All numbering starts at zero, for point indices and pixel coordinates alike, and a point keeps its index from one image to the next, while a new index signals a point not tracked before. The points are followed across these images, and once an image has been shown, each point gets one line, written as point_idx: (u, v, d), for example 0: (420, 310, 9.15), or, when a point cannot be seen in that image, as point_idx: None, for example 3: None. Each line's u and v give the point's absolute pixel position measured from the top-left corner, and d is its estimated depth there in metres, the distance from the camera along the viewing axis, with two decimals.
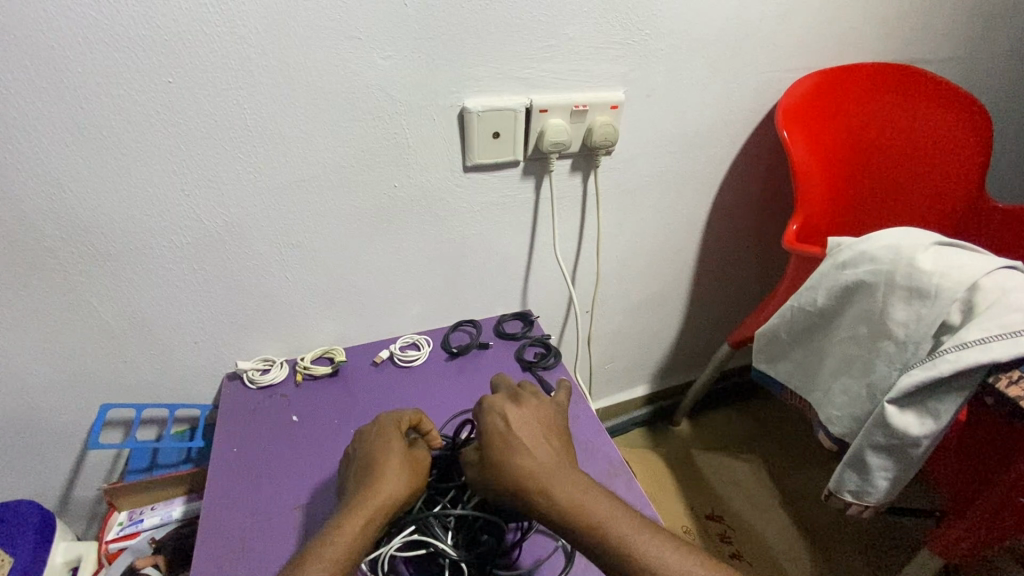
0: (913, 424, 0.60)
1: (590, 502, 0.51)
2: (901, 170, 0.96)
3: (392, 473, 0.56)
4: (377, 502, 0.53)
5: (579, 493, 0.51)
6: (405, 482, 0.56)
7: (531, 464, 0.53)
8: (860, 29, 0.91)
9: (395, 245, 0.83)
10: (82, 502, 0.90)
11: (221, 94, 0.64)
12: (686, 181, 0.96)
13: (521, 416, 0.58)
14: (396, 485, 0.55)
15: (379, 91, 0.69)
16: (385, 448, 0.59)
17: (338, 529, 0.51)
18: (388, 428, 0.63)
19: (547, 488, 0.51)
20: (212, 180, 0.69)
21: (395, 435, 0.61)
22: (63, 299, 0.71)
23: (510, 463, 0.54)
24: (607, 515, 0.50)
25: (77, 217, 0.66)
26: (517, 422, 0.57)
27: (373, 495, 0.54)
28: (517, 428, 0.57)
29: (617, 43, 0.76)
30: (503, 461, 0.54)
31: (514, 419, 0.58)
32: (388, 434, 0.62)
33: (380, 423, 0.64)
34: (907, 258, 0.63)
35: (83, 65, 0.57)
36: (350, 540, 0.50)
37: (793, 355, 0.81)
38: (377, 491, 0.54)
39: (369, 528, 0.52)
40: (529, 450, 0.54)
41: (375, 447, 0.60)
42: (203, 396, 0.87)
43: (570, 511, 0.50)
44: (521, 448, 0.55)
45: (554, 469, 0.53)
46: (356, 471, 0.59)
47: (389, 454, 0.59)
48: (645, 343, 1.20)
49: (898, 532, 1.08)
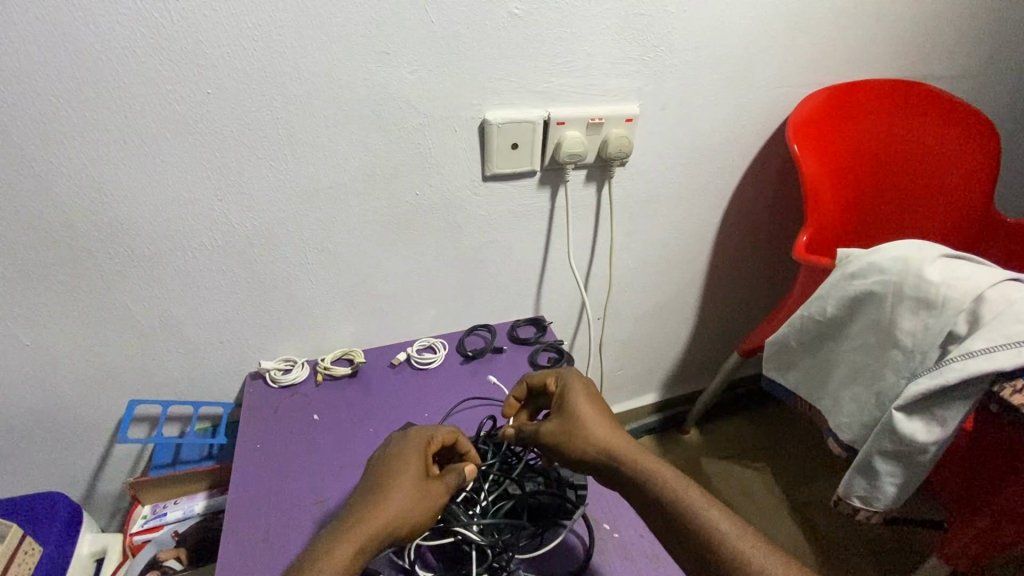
0: (920, 431, 0.62)
1: (656, 468, 0.56)
2: (910, 183, 0.98)
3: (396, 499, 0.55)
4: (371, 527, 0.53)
5: (648, 461, 0.56)
6: (408, 513, 0.55)
7: (600, 432, 0.60)
8: (869, 45, 0.94)
9: (415, 251, 0.86)
10: (106, 496, 0.92)
11: (256, 104, 0.67)
12: (697, 192, 0.99)
13: (584, 391, 0.65)
14: (398, 510, 0.54)
15: (404, 103, 0.72)
16: (397, 472, 0.58)
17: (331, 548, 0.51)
18: (411, 450, 0.61)
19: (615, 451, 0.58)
20: (244, 186, 0.72)
21: (417, 459, 0.60)
22: (99, 298, 0.74)
23: (580, 432, 0.60)
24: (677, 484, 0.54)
25: (117, 219, 0.69)
26: (577, 396, 0.64)
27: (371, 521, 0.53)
28: (581, 402, 0.63)
29: (633, 59, 0.79)
30: (572, 430, 0.60)
31: (581, 393, 0.64)
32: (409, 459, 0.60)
33: (409, 439, 0.63)
34: (915, 269, 0.64)
35: (129, 75, 0.61)
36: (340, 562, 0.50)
37: (802, 364, 0.83)
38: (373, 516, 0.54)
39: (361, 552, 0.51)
40: (598, 421, 0.61)
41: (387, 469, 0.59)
42: (226, 395, 0.90)
43: (641, 471, 0.56)
44: (587, 420, 0.61)
45: (622, 436, 0.60)
46: (360, 492, 0.58)
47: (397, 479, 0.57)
48: (655, 350, 1.22)
49: (908, 544, 1.08)
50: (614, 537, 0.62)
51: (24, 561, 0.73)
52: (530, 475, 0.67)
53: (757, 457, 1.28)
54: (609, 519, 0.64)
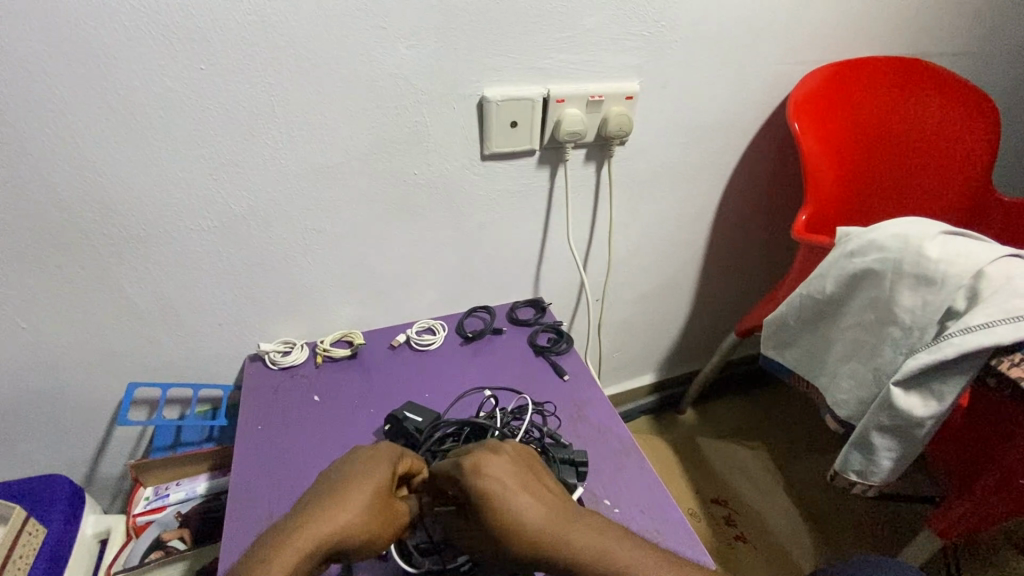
0: (917, 405, 0.63)
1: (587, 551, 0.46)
2: (909, 162, 0.98)
3: (359, 511, 0.49)
4: (325, 540, 0.47)
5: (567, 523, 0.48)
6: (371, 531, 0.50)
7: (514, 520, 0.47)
8: (871, 21, 0.92)
9: (413, 232, 0.86)
10: (107, 478, 0.93)
11: (250, 81, 0.66)
12: (697, 172, 0.98)
13: (503, 472, 0.50)
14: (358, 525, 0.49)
15: (402, 80, 0.71)
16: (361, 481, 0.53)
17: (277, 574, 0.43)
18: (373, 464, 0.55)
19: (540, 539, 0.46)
20: (240, 166, 0.71)
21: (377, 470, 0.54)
22: (94, 280, 0.73)
23: (507, 532, 0.47)
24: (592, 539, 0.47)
25: (111, 200, 0.68)
26: (494, 488, 0.48)
27: (327, 533, 0.47)
28: (494, 489, 0.48)
29: (634, 36, 0.78)
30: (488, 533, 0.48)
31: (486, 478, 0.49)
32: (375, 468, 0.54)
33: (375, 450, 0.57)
34: (915, 246, 0.65)
35: (118, 51, 0.59)
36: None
37: (800, 342, 0.83)
38: (328, 530, 0.47)
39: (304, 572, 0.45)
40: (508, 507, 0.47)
41: (355, 477, 0.52)
42: (225, 377, 0.90)
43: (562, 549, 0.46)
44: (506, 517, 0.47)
45: (544, 509, 0.48)
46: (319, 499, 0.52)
47: (363, 488, 0.51)
48: (654, 331, 1.22)
49: (900, 517, 1.11)
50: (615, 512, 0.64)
51: (27, 543, 0.74)
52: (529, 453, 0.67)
53: (754, 435, 1.29)
54: (609, 495, 0.66)
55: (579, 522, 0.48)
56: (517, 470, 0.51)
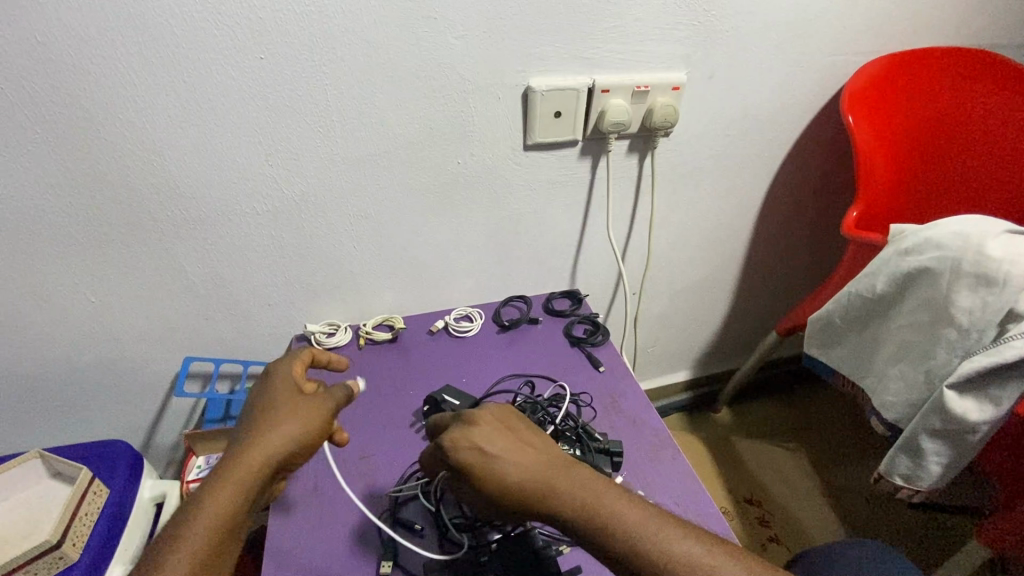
0: (971, 410, 0.61)
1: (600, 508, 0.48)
2: (972, 157, 0.92)
3: (276, 426, 0.53)
4: (247, 465, 0.50)
5: (550, 477, 0.50)
6: (297, 436, 0.53)
7: (501, 479, 0.50)
8: (935, 10, 0.88)
9: (455, 220, 0.87)
10: (162, 446, 0.99)
11: (305, 70, 0.68)
12: (742, 165, 0.96)
13: (506, 450, 0.52)
14: (277, 437, 0.52)
15: (450, 69, 0.72)
16: (274, 403, 0.56)
17: (207, 500, 0.47)
18: (280, 388, 0.58)
19: (569, 512, 0.48)
20: (293, 153, 0.74)
21: (282, 389, 0.57)
22: (156, 258, 0.78)
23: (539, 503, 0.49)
24: (578, 488, 0.49)
25: (175, 183, 0.72)
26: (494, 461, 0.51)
27: (245, 460, 0.50)
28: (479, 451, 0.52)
29: (682, 25, 0.77)
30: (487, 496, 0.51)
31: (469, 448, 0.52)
32: (279, 389, 0.57)
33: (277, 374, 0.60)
34: (976, 244, 0.62)
35: (187, 40, 0.63)
36: (222, 509, 0.47)
37: (846, 341, 0.81)
38: (250, 457, 0.50)
39: (242, 491, 0.49)
40: (492, 465, 0.51)
41: (259, 411, 0.55)
42: (273, 355, 0.94)
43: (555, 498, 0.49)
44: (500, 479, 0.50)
45: (528, 463, 0.51)
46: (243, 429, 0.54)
47: (273, 411, 0.55)
48: (690, 327, 1.20)
49: (946, 528, 1.07)
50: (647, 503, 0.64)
51: (92, 501, 0.78)
52: (566, 440, 0.68)
53: (791, 437, 1.26)
54: (643, 486, 0.66)
55: (575, 475, 0.50)
56: (498, 428, 0.54)
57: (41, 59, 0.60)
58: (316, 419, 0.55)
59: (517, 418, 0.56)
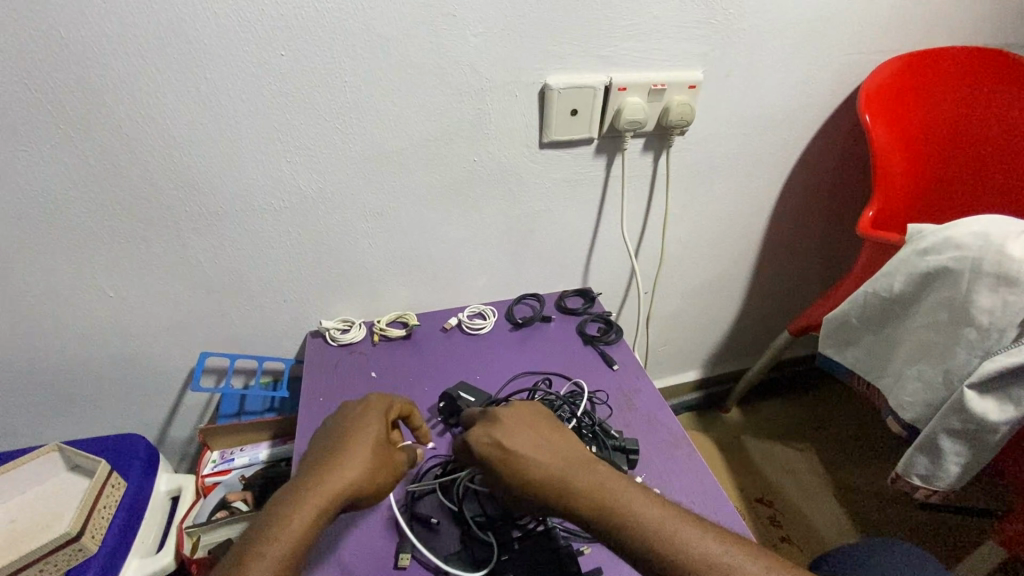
0: (991, 410, 0.60)
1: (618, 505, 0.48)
2: (989, 157, 0.92)
3: (364, 469, 0.54)
4: (334, 497, 0.51)
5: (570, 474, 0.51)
6: (372, 476, 0.54)
7: (521, 474, 0.52)
8: (953, 9, 0.88)
9: (469, 218, 0.87)
10: (177, 441, 0.99)
11: (325, 67, 0.68)
12: (756, 164, 0.96)
13: (527, 447, 0.53)
14: (362, 479, 0.53)
15: (467, 66, 0.72)
16: (367, 438, 0.56)
17: (290, 523, 0.48)
18: (376, 425, 0.59)
19: (588, 512, 0.49)
20: (312, 150, 0.74)
21: (379, 428, 0.58)
22: (174, 253, 0.78)
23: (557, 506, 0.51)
24: (597, 484, 0.50)
25: (194, 180, 0.73)
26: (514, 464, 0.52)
27: (331, 492, 0.51)
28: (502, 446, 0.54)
29: (699, 24, 0.77)
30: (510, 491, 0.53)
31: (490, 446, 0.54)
32: (375, 425, 0.58)
33: (376, 409, 0.61)
34: (997, 245, 0.62)
35: (209, 37, 0.63)
36: (300, 539, 0.47)
37: (862, 341, 0.81)
38: (332, 485, 0.51)
39: (320, 523, 0.49)
40: (515, 462, 0.52)
41: (352, 441, 0.56)
42: (287, 351, 0.95)
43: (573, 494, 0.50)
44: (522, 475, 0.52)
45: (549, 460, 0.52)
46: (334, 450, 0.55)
47: (368, 446, 0.55)
48: (701, 326, 1.20)
49: (959, 530, 1.07)
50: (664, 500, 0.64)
51: (110, 494, 0.79)
52: (582, 438, 0.68)
53: (802, 438, 1.26)
54: (659, 484, 0.66)
55: (595, 472, 0.51)
56: (522, 427, 0.55)
57: (65, 55, 0.61)
58: (391, 465, 0.56)
59: (544, 419, 0.57)
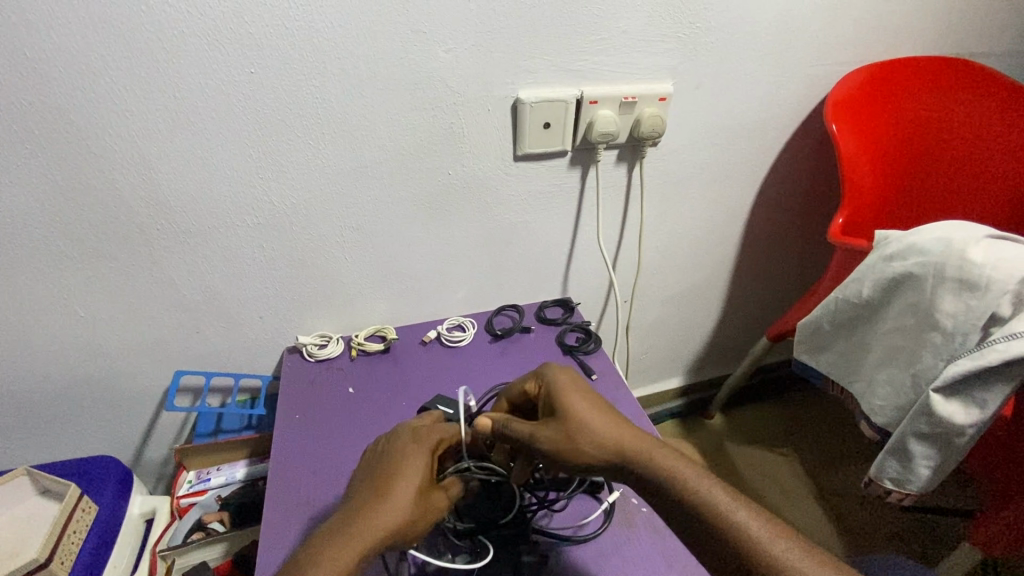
0: (957, 412, 0.61)
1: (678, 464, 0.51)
2: (952, 164, 0.94)
3: (404, 507, 0.52)
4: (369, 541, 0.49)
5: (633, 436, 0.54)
6: (414, 521, 0.52)
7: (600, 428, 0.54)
8: (913, 21, 0.90)
9: (445, 230, 0.87)
10: (152, 461, 0.98)
11: (297, 83, 0.69)
12: (729, 174, 0.97)
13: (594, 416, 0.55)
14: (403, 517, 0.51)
15: (439, 82, 0.73)
16: (405, 471, 0.54)
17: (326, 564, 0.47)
18: (413, 456, 0.56)
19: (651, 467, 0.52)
20: (283, 164, 0.74)
21: (420, 459, 0.56)
22: (146, 271, 0.77)
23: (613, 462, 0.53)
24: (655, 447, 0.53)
25: (165, 197, 0.72)
26: (583, 418, 0.55)
27: (370, 532, 0.50)
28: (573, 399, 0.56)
29: (667, 37, 0.78)
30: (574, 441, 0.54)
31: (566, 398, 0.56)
32: (412, 456, 0.56)
33: (415, 436, 0.59)
34: (958, 251, 0.63)
35: (177, 57, 0.63)
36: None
37: (835, 347, 0.82)
38: (371, 531, 0.50)
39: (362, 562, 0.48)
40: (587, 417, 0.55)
41: (393, 475, 0.54)
42: (264, 368, 0.94)
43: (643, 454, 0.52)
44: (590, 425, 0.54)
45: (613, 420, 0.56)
46: (373, 483, 0.54)
47: (408, 481, 0.54)
48: (682, 334, 1.21)
49: (936, 530, 1.08)
50: (643, 512, 0.63)
51: (81, 518, 0.77)
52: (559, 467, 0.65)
53: (787, 443, 1.27)
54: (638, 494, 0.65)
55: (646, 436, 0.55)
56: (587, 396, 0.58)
57: (32, 75, 0.60)
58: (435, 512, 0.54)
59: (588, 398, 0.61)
